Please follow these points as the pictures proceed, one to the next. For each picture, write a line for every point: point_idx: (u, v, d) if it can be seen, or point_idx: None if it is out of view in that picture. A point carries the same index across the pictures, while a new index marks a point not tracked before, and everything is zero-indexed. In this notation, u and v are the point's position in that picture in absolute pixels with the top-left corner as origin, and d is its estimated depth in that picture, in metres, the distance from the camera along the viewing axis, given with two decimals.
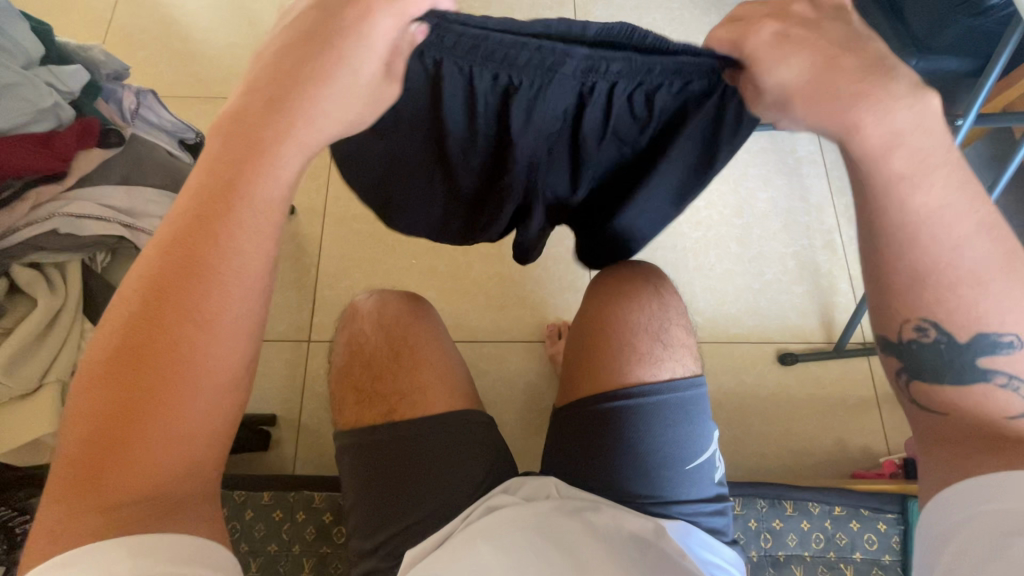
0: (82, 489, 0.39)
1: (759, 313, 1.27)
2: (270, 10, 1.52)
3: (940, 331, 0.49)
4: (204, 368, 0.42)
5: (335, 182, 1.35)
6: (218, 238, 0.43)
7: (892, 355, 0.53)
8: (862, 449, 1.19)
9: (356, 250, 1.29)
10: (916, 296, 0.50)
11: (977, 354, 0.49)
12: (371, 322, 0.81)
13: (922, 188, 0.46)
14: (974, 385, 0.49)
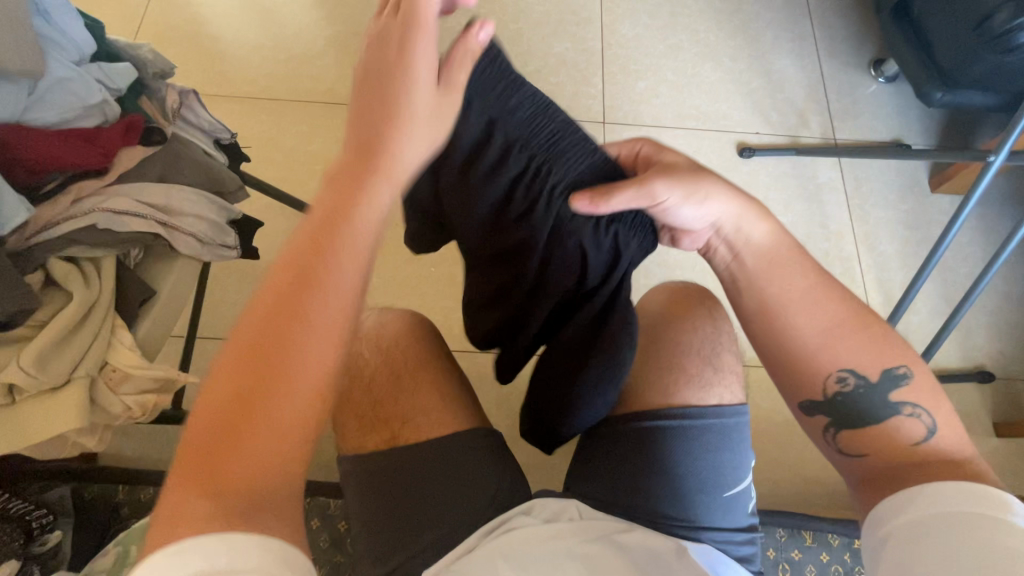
0: (199, 494, 0.41)
1: None
2: (300, 14, 1.53)
3: (857, 379, 0.61)
4: (307, 376, 0.45)
5: None
6: (330, 256, 0.48)
7: (819, 414, 0.64)
8: None
9: (376, 256, 1.29)
10: (828, 355, 0.63)
11: (882, 393, 0.61)
12: (373, 343, 0.80)
13: (787, 281, 0.65)
14: (889, 420, 0.61)
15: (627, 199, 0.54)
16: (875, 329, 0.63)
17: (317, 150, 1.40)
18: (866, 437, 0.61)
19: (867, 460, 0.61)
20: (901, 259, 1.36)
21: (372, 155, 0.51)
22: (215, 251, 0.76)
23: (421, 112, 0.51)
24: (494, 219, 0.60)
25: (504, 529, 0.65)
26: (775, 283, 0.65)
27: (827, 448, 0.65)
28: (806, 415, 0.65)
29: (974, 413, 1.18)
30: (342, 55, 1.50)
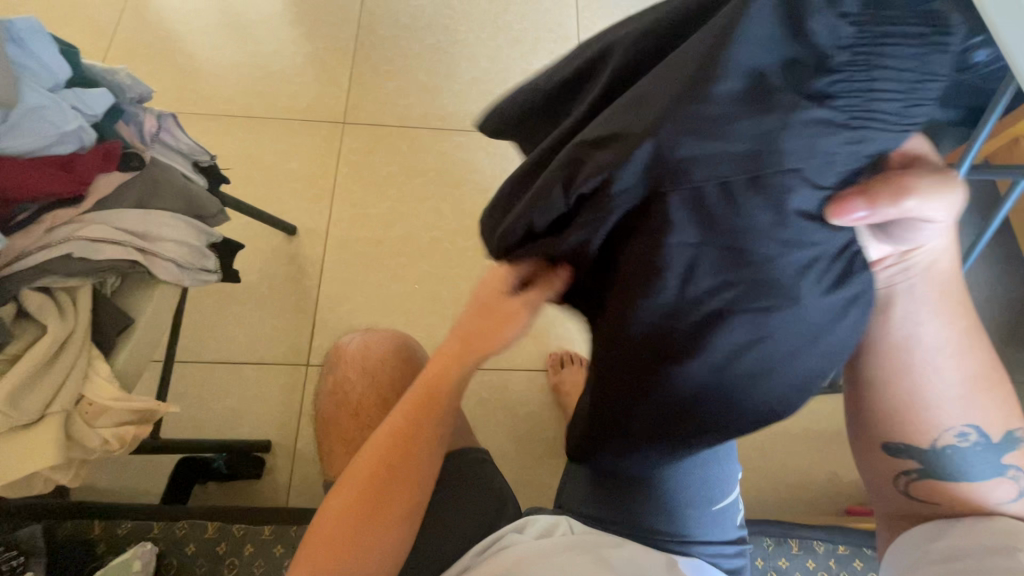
0: (374, 501, 0.64)
1: None
2: (277, 31, 1.52)
3: (977, 436, 0.59)
4: (395, 531, 0.63)
5: (339, 205, 1.35)
6: (416, 472, 0.66)
7: (908, 459, 0.61)
8: (855, 483, 1.20)
9: (358, 274, 1.28)
10: (942, 410, 0.58)
11: (990, 455, 0.59)
12: (357, 366, 0.80)
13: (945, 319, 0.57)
14: (988, 480, 0.59)
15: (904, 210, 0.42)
16: (1002, 384, 0.60)
17: (297, 167, 1.38)
18: (947, 491, 0.61)
19: (937, 509, 0.62)
20: None
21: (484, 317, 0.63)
22: (196, 276, 0.75)
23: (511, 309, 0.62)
24: (685, 206, 0.42)
25: (500, 546, 0.64)
26: (934, 324, 0.57)
27: (893, 488, 0.64)
28: (891, 455, 0.62)
29: None
30: (321, 72, 1.49)
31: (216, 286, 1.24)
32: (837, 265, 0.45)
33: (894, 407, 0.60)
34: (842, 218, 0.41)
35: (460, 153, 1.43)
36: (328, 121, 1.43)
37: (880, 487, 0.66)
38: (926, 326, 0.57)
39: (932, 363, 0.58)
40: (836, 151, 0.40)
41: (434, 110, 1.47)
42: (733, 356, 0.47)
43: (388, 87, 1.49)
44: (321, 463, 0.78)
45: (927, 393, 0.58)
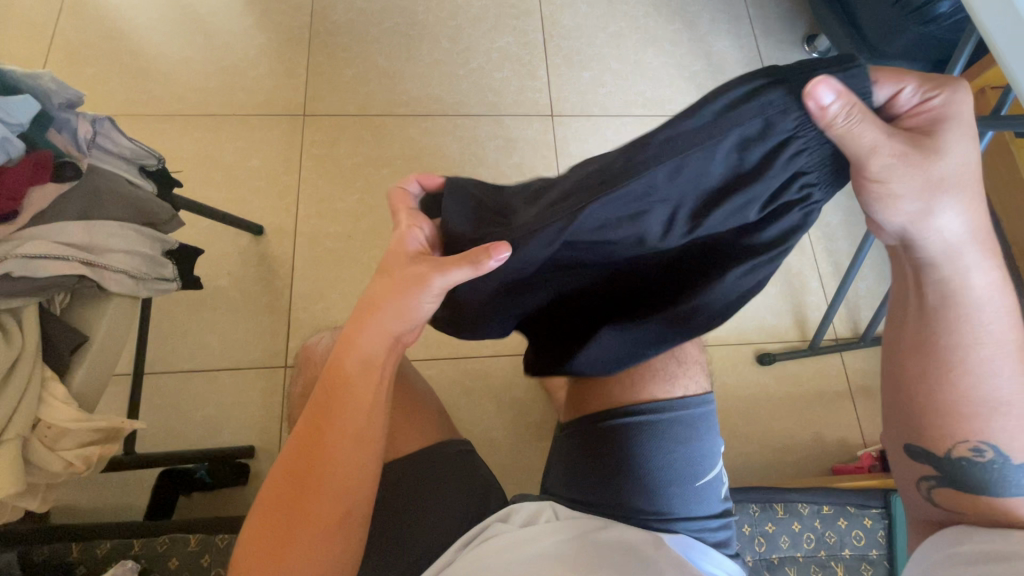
0: (280, 515, 0.60)
1: (737, 315, 1.31)
2: (227, 22, 1.46)
3: (996, 454, 0.59)
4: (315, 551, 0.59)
5: (306, 201, 1.31)
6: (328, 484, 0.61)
7: (929, 465, 0.63)
8: (839, 442, 1.22)
9: (331, 271, 1.25)
10: (960, 422, 0.60)
11: (1013, 476, 0.59)
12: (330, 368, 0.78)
13: (982, 330, 0.59)
14: (1012, 496, 0.60)
15: (865, 131, 0.46)
16: None
17: (259, 164, 1.34)
18: (968, 501, 0.61)
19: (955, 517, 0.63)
20: (847, 227, 1.40)
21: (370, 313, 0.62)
22: (153, 286, 0.73)
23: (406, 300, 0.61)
24: (636, 207, 0.51)
25: (487, 536, 0.64)
26: (973, 331, 0.59)
27: (914, 491, 0.66)
28: (910, 458, 0.65)
29: None
30: (276, 63, 1.44)
31: (184, 293, 1.21)
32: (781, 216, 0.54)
33: (923, 418, 0.62)
34: (810, 98, 0.45)
35: (427, 139, 1.39)
36: (287, 115, 1.39)
37: (905, 493, 0.67)
38: (970, 349, 0.59)
39: (969, 382, 0.59)
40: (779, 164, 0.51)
41: (397, 97, 1.43)
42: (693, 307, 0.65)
43: (348, 75, 1.44)
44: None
45: (957, 409, 0.60)
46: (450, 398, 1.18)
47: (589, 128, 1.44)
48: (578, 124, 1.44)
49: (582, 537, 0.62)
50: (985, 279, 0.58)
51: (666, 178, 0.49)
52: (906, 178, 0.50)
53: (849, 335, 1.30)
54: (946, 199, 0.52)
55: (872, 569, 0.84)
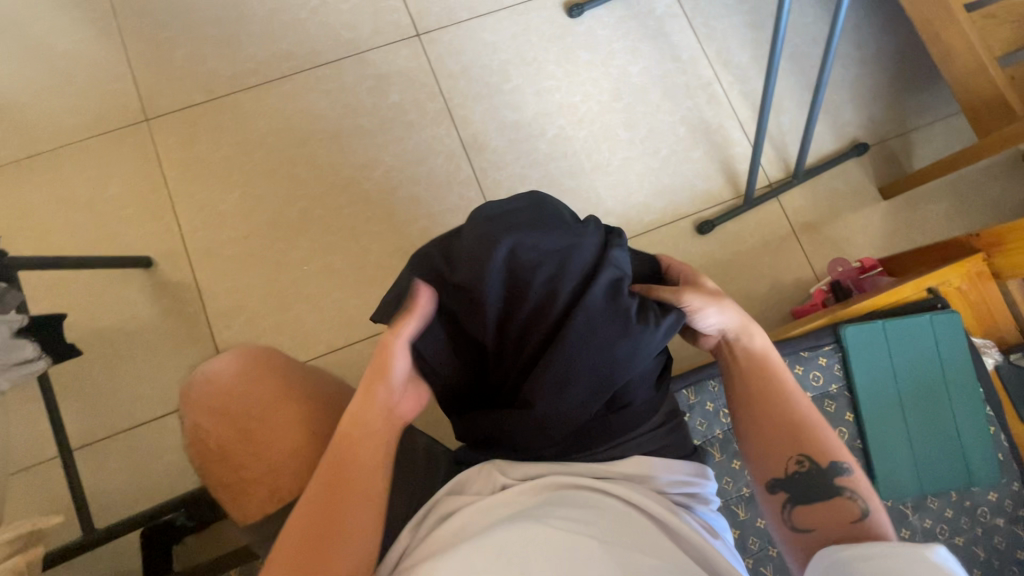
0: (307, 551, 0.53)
1: (667, 192, 1.25)
2: (12, 32, 1.22)
3: (812, 463, 0.62)
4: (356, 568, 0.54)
5: (185, 213, 1.19)
6: (349, 512, 0.56)
7: (780, 491, 0.63)
8: (794, 283, 1.22)
9: (240, 278, 1.16)
10: (780, 445, 0.64)
11: (834, 475, 0.62)
12: (224, 392, 0.72)
13: (775, 379, 0.68)
14: (836, 499, 0.61)
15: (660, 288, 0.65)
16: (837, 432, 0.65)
17: (119, 190, 1.19)
18: (822, 513, 0.61)
19: (819, 539, 0.60)
20: (757, 64, 1.31)
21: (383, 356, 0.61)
22: (17, 371, 0.70)
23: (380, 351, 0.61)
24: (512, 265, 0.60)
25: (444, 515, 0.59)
26: (772, 381, 0.68)
27: (780, 524, 0.63)
28: (770, 492, 0.64)
29: (858, 187, 1.26)
30: (91, 66, 1.23)
31: (92, 353, 1.11)
32: (630, 307, 0.60)
33: (761, 448, 0.65)
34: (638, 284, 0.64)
35: (293, 104, 1.24)
36: (128, 124, 1.21)
37: (778, 533, 0.64)
38: (768, 389, 0.67)
39: (780, 400, 0.66)
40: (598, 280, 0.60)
41: (243, 66, 1.25)
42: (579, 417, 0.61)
43: (178, 57, 1.24)
44: (225, 504, 0.71)
45: (780, 429, 0.65)
46: None
47: (462, 37, 1.28)
48: (451, 36, 1.28)
49: (553, 496, 0.56)
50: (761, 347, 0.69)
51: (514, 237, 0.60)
52: (697, 303, 0.65)
53: (781, 175, 1.26)
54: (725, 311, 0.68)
55: (835, 402, 0.88)
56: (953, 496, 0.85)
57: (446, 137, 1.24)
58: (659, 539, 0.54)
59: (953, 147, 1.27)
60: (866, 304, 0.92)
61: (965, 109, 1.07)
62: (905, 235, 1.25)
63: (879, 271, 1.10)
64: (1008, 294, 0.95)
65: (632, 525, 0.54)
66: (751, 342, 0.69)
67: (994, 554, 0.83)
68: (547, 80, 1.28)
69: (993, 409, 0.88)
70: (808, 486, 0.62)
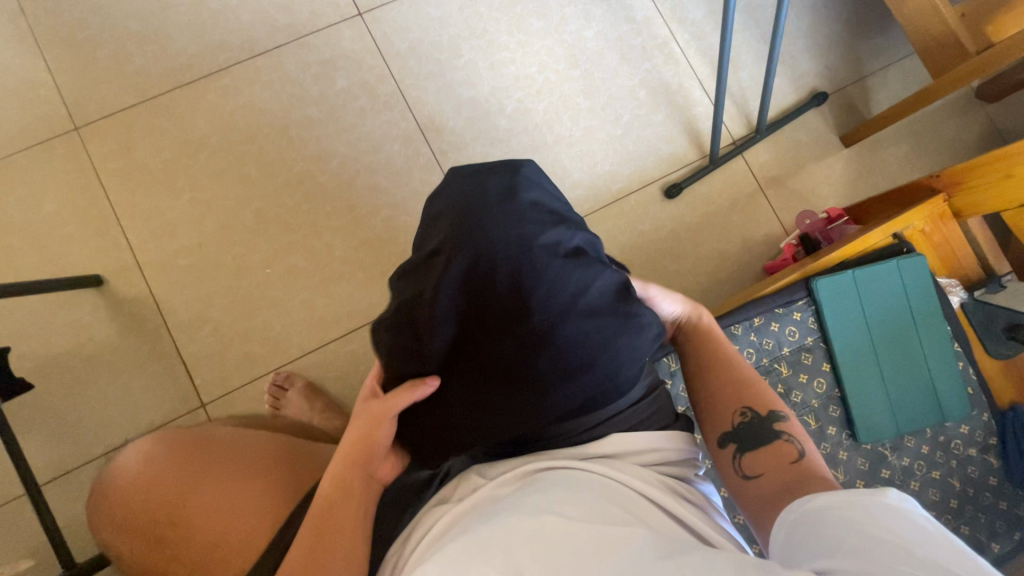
0: None
1: (632, 158, 1.23)
2: None
3: (753, 412, 0.64)
4: None
5: (131, 224, 1.12)
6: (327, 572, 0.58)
7: (730, 443, 0.64)
8: (765, 239, 1.22)
9: (200, 287, 1.11)
10: (723, 402, 0.67)
11: (771, 421, 0.63)
12: (130, 492, 0.70)
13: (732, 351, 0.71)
14: (778, 442, 0.61)
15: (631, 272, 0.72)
16: None
17: (56, 207, 1.11)
18: (766, 458, 0.61)
19: (767, 484, 0.59)
20: (712, 19, 1.29)
21: (371, 424, 0.64)
22: None
23: (368, 413, 0.64)
24: (495, 224, 0.60)
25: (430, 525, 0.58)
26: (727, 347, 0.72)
27: (732, 474, 0.63)
28: (719, 448, 0.64)
29: (819, 138, 1.26)
30: (5, 75, 1.12)
31: (51, 382, 1.05)
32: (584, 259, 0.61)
33: (703, 401, 0.69)
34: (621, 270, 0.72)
35: (234, 98, 1.17)
36: (56, 134, 1.12)
37: (730, 488, 0.63)
38: (723, 353, 0.71)
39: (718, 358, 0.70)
40: (550, 235, 0.61)
41: (175, 62, 1.17)
42: (542, 371, 0.58)
43: (102, 57, 1.15)
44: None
45: (731, 390, 0.67)
46: None
47: (407, 13, 1.22)
48: (395, 13, 1.22)
49: (532, 482, 0.55)
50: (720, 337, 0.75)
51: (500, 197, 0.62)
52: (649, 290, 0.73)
53: (744, 132, 1.25)
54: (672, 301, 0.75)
55: (812, 355, 0.89)
56: (927, 433, 0.88)
57: (401, 120, 1.19)
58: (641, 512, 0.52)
59: (909, 89, 1.28)
60: (837, 255, 0.92)
61: (918, 51, 1.07)
62: (868, 181, 1.26)
63: (846, 220, 1.11)
64: (969, 232, 0.97)
65: (610, 498, 0.52)
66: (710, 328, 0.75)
67: (968, 483, 0.87)
68: (500, 52, 1.23)
69: (960, 345, 0.90)
70: (750, 436, 0.63)
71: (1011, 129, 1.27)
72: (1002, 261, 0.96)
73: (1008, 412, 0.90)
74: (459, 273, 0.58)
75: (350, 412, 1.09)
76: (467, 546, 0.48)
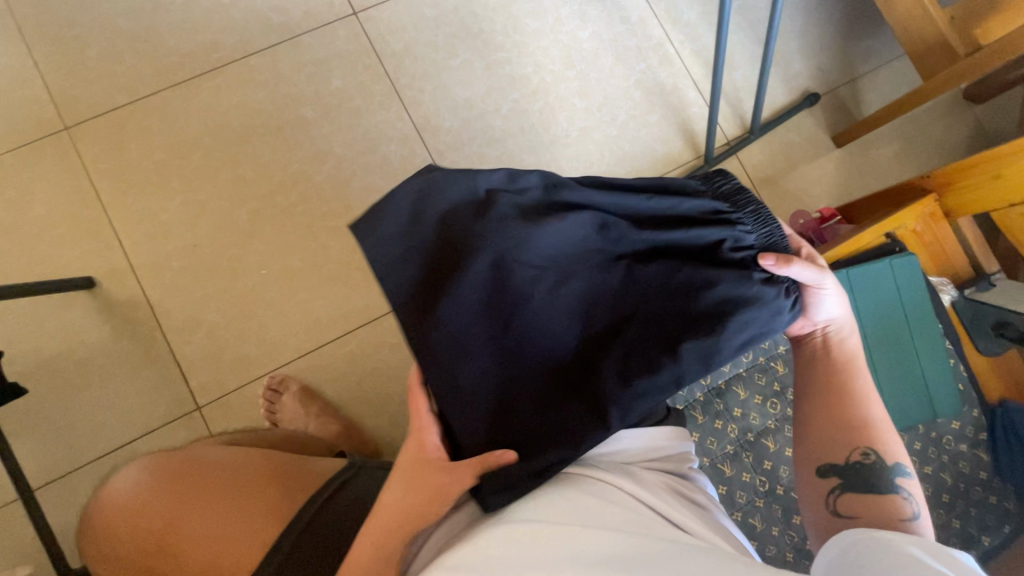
0: None
1: (628, 158, 1.24)
2: None
3: (877, 455, 0.62)
4: None
5: (123, 226, 1.11)
6: None
7: (833, 476, 0.63)
8: None
9: (194, 289, 1.10)
10: (847, 435, 0.64)
11: (893, 474, 0.61)
12: (109, 526, 0.74)
13: (868, 381, 0.66)
14: (889, 493, 0.60)
15: (803, 268, 0.59)
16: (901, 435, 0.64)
17: (46, 209, 1.09)
18: (870, 504, 0.60)
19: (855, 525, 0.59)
20: (706, 20, 1.29)
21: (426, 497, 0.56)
22: None
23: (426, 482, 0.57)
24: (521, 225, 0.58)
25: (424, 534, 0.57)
26: (863, 376, 0.67)
27: (821, 506, 0.63)
28: (819, 475, 0.64)
29: (812, 138, 1.28)
30: None
31: (42, 386, 1.04)
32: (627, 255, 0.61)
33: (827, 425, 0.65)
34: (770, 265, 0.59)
35: (227, 98, 1.16)
36: (46, 134, 1.11)
37: (811, 516, 0.64)
38: (858, 384, 0.66)
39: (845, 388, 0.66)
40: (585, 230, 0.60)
41: (167, 61, 1.15)
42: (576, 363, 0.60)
43: (92, 57, 1.13)
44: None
45: (856, 425, 0.64)
46: (379, 364, 1.11)
47: (402, 12, 1.22)
48: (390, 12, 1.21)
49: (524, 483, 0.55)
50: (847, 350, 0.68)
51: (541, 194, 0.60)
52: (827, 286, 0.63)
53: (738, 132, 1.27)
54: (828, 301, 0.65)
55: None
56: (920, 429, 0.89)
57: (397, 120, 1.19)
58: (635, 513, 0.51)
59: (899, 90, 1.30)
60: (829, 256, 0.94)
61: (910, 52, 1.09)
62: (859, 181, 1.28)
63: (838, 219, 1.12)
64: (959, 231, 0.99)
65: (602, 501, 0.52)
66: (843, 336, 0.68)
67: (959, 477, 0.89)
68: (496, 52, 1.23)
69: (950, 342, 0.92)
70: (857, 477, 0.62)
71: (997, 129, 1.29)
72: (990, 259, 0.98)
73: (997, 408, 0.92)
74: (493, 275, 0.58)
75: (348, 413, 1.09)
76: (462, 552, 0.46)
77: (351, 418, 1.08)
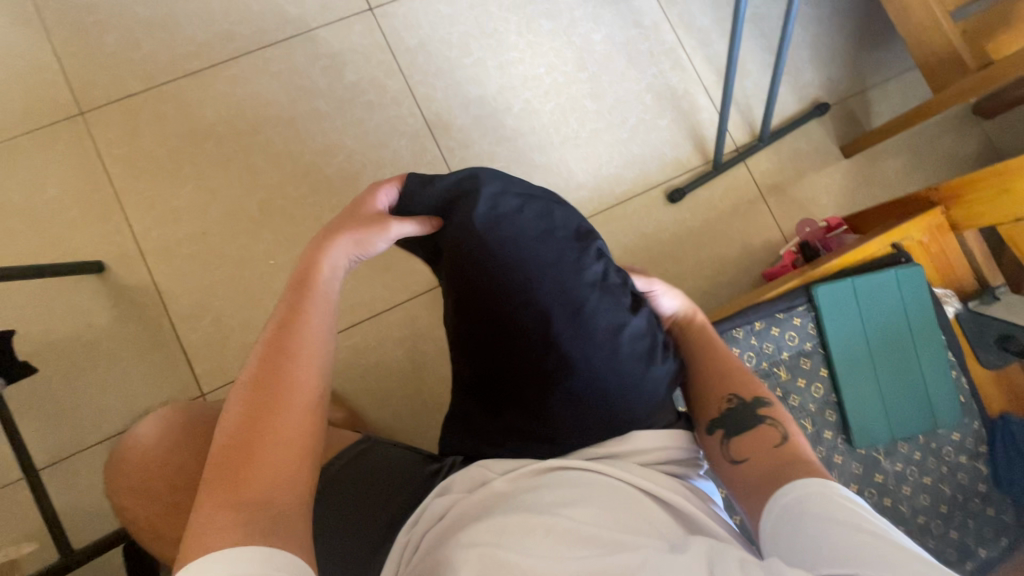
0: (234, 459, 0.49)
1: (637, 161, 1.24)
2: None
3: (739, 398, 0.66)
4: (293, 453, 0.51)
5: (134, 211, 1.11)
6: (288, 393, 0.52)
7: (716, 429, 0.65)
8: (764, 245, 1.24)
9: (202, 276, 1.10)
10: (712, 391, 0.68)
11: (758, 407, 0.65)
12: (142, 463, 0.76)
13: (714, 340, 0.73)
14: (757, 426, 0.63)
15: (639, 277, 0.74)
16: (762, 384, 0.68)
17: (59, 192, 1.10)
18: (751, 441, 0.62)
19: (752, 467, 0.60)
20: (719, 26, 1.30)
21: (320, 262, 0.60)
22: None
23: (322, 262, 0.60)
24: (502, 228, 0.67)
25: (431, 520, 0.59)
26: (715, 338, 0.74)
27: (721, 461, 0.64)
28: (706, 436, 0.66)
29: (820, 148, 1.28)
30: (10, 57, 1.11)
31: (49, 368, 1.04)
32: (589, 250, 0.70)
33: (686, 363, 0.72)
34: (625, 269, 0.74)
35: (242, 88, 1.17)
36: (61, 118, 1.12)
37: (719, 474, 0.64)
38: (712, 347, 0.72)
39: (713, 350, 0.72)
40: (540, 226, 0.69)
41: (183, 50, 1.16)
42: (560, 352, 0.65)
43: (109, 44, 1.14)
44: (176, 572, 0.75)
45: (716, 375, 0.69)
46: (383, 358, 1.12)
47: (418, 9, 1.22)
48: (405, 9, 1.22)
49: (541, 481, 0.56)
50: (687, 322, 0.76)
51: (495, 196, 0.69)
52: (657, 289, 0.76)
53: (747, 139, 1.27)
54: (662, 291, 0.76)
55: (810, 360, 0.91)
56: (920, 439, 0.90)
57: (409, 116, 1.20)
58: (648, 514, 0.53)
59: (908, 103, 1.30)
60: (835, 263, 0.94)
61: (919, 65, 1.09)
62: (866, 191, 1.28)
63: (844, 229, 1.13)
64: (964, 244, 0.99)
65: (623, 501, 0.54)
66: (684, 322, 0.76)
67: (958, 489, 0.89)
68: (509, 52, 1.24)
69: (953, 354, 0.92)
70: (729, 421, 0.65)
71: (1006, 146, 1.30)
72: (995, 274, 0.98)
73: (998, 421, 0.93)
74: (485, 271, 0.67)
75: (351, 404, 1.09)
76: (485, 540, 0.48)
77: (353, 409, 1.08)
